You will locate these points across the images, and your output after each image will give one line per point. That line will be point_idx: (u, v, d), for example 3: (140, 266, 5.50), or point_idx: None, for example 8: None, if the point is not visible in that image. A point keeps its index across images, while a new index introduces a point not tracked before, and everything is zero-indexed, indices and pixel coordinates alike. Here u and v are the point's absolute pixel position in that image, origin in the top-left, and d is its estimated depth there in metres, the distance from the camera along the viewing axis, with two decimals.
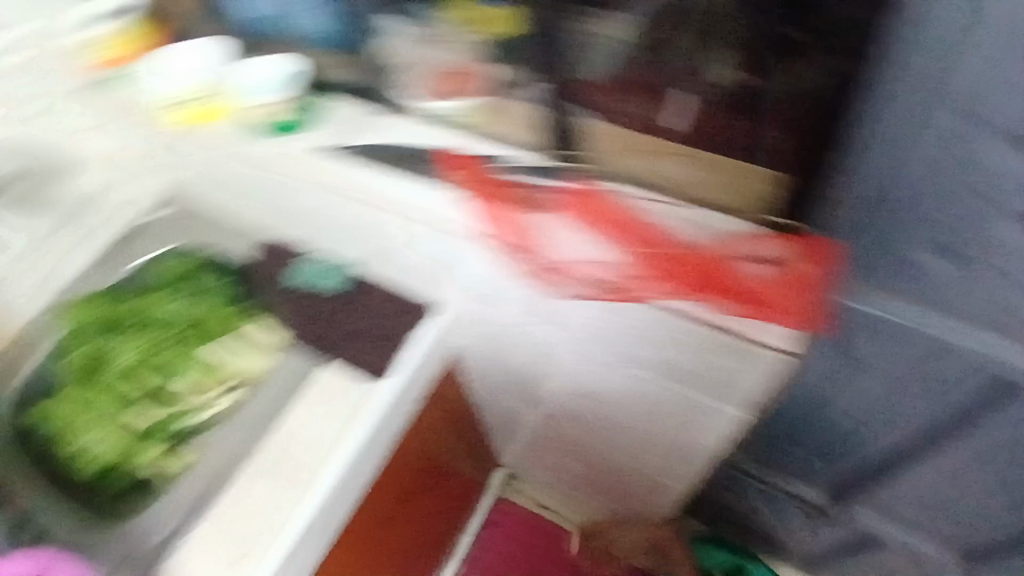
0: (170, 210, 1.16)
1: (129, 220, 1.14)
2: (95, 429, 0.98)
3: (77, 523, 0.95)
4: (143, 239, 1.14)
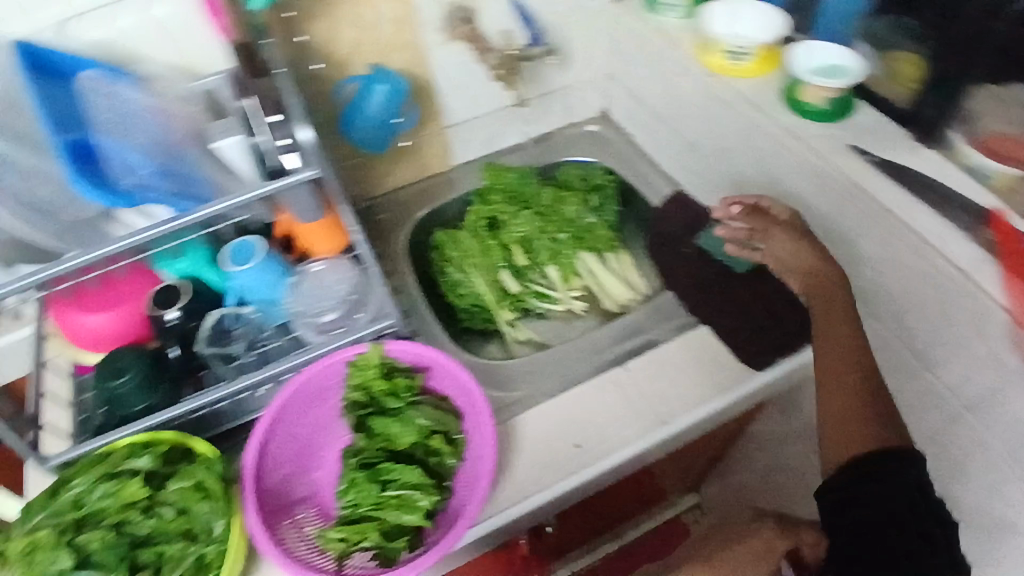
0: (597, 129, 1.27)
1: (568, 123, 1.28)
2: (482, 274, 1.14)
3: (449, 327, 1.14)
4: (563, 146, 1.26)
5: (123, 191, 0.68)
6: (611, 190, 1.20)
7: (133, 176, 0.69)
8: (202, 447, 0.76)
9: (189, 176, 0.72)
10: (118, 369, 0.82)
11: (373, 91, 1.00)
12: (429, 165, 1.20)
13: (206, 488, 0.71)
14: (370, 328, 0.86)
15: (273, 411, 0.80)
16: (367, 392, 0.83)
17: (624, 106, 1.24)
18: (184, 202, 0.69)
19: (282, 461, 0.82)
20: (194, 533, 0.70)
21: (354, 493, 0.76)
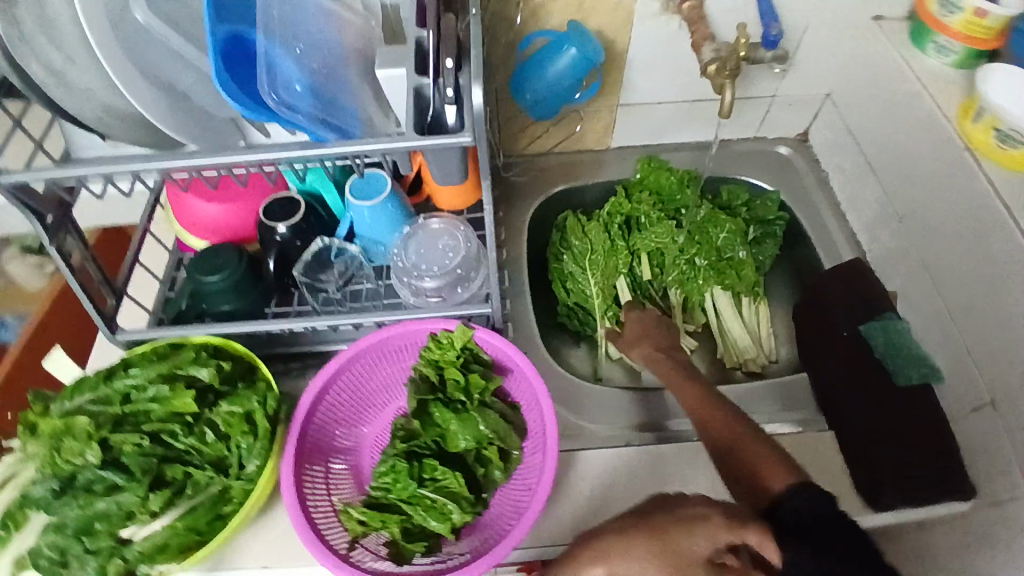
0: (787, 153, 1.10)
1: (754, 137, 1.11)
2: (598, 276, 1.03)
3: (546, 313, 1.05)
4: (739, 160, 1.10)
5: (270, 107, 0.58)
6: (778, 229, 1.04)
7: (289, 93, 0.60)
8: (266, 373, 0.75)
9: (341, 106, 0.65)
10: (215, 266, 0.80)
11: (561, 52, 0.79)
12: (587, 139, 1.09)
13: (253, 423, 0.70)
14: (467, 308, 0.79)
15: (344, 355, 0.77)
16: (438, 374, 0.77)
17: (831, 140, 1.04)
18: (328, 132, 0.62)
19: (338, 406, 0.79)
20: (228, 464, 0.69)
21: (389, 480, 0.70)
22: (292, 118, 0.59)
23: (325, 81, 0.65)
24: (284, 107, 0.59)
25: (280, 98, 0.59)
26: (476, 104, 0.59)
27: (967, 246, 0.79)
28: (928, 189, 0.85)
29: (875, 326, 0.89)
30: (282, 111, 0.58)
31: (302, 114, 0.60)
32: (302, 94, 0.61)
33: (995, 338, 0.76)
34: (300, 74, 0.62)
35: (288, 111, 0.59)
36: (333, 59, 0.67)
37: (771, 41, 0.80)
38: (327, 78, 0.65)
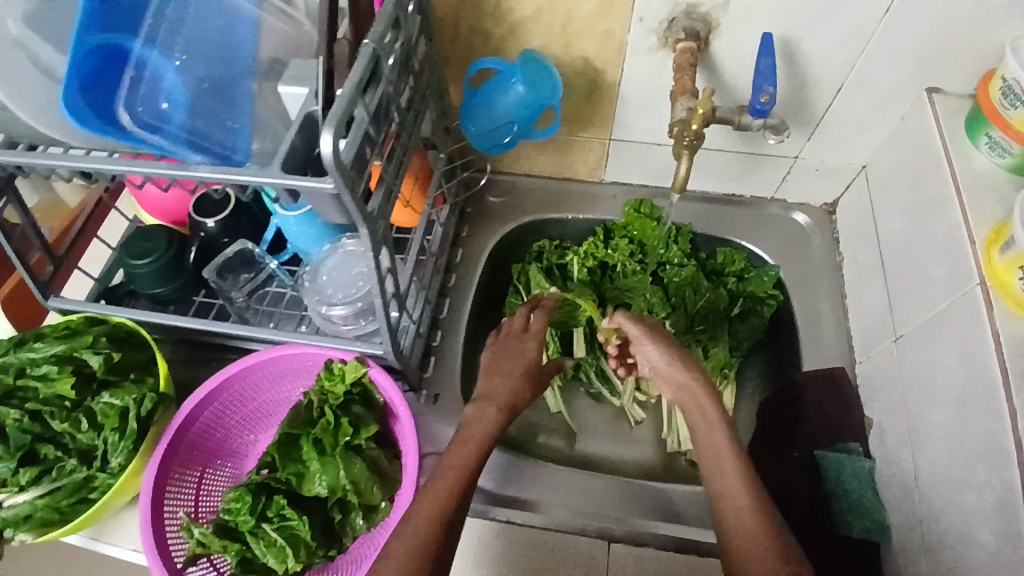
0: (804, 223, 0.96)
1: (772, 197, 0.97)
2: (577, 300, 0.89)
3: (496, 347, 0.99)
4: (748, 222, 0.96)
5: (125, 124, 0.55)
6: (767, 310, 0.91)
7: (153, 109, 0.57)
8: (159, 369, 0.78)
9: (228, 124, 0.60)
10: (142, 249, 0.81)
11: (509, 86, 0.72)
12: (577, 168, 0.99)
13: (126, 420, 0.73)
14: (362, 346, 0.74)
15: (234, 368, 0.78)
16: (318, 406, 0.74)
17: (858, 222, 0.88)
18: (199, 153, 0.58)
19: (229, 412, 0.81)
20: (96, 455, 0.72)
21: (233, 509, 0.69)
22: (149, 138, 0.56)
23: (213, 96, 0.60)
24: (144, 126, 0.56)
25: (139, 116, 0.55)
26: (325, 150, 0.51)
27: (950, 399, 0.65)
28: (931, 315, 0.69)
29: (832, 461, 0.77)
30: (138, 130, 0.55)
31: (163, 135, 0.56)
32: (176, 111, 0.58)
33: (947, 520, 0.62)
34: (180, 85, 0.58)
35: (147, 131, 0.56)
36: (233, 71, 0.62)
37: (758, 110, 0.68)
38: (215, 93, 0.60)
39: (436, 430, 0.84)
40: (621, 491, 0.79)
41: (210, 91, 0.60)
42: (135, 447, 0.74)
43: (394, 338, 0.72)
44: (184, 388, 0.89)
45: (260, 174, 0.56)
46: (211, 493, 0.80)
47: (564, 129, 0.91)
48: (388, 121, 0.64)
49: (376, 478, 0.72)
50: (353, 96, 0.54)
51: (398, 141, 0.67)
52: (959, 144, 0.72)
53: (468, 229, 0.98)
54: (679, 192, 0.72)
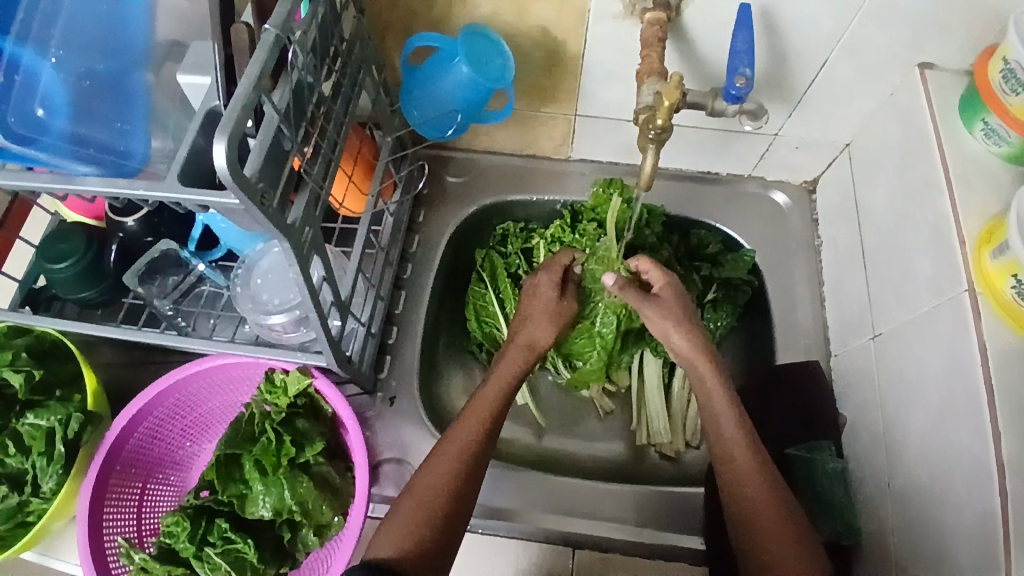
0: (783, 202, 0.90)
1: (748, 174, 0.90)
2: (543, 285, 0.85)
3: (460, 338, 0.94)
4: (724, 202, 0.90)
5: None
6: (741, 297, 0.86)
7: (28, 118, 0.51)
8: (86, 385, 0.73)
9: (115, 125, 0.54)
10: (58, 252, 0.73)
11: (455, 66, 0.67)
12: (542, 145, 0.91)
13: (53, 443, 0.69)
14: (303, 356, 0.69)
15: (169, 379, 0.72)
16: (259, 421, 0.70)
17: (839, 204, 0.83)
18: (85, 163, 0.53)
19: (167, 422, 0.77)
20: (27, 480, 0.69)
21: (174, 534, 0.67)
22: (26, 152, 0.51)
23: (101, 95, 0.54)
24: (17, 139, 0.50)
25: (9, 128, 0.50)
26: (220, 164, 0.44)
27: (929, 409, 0.61)
28: (913, 316, 0.65)
29: (800, 457, 0.74)
30: (11, 144, 0.50)
31: (40, 147, 0.51)
32: (53, 118, 0.52)
33: (921, 533, 0.60)
34: (58, 88, 0.52)
35: (20, 144, 0.50)
36: (126, 65, 0.55)
37: (733, 96, 0.61)
38: (101, 91, 0.54)
39: (393, 434, 0.80)
40: (588, 495, 0.77)
41: (99, 90, 0.54)
42: (66, 469, 0.70)
43: (335, 348, 0.67)
44: (123, 394, 0.83)
45: (154, 189, 0.49)
46: (154, 507, 0.76)
47: (524, 103, 0.83)
48: (307, 117, 0.56)
49: (325, 494, 0.70)
50: (251, 99, 0.47)
51: (326, 141, 0.60)
52: (951, 129, 0.66)
53: (424, 213, 0.91)
54: (645, 188, 0.66)
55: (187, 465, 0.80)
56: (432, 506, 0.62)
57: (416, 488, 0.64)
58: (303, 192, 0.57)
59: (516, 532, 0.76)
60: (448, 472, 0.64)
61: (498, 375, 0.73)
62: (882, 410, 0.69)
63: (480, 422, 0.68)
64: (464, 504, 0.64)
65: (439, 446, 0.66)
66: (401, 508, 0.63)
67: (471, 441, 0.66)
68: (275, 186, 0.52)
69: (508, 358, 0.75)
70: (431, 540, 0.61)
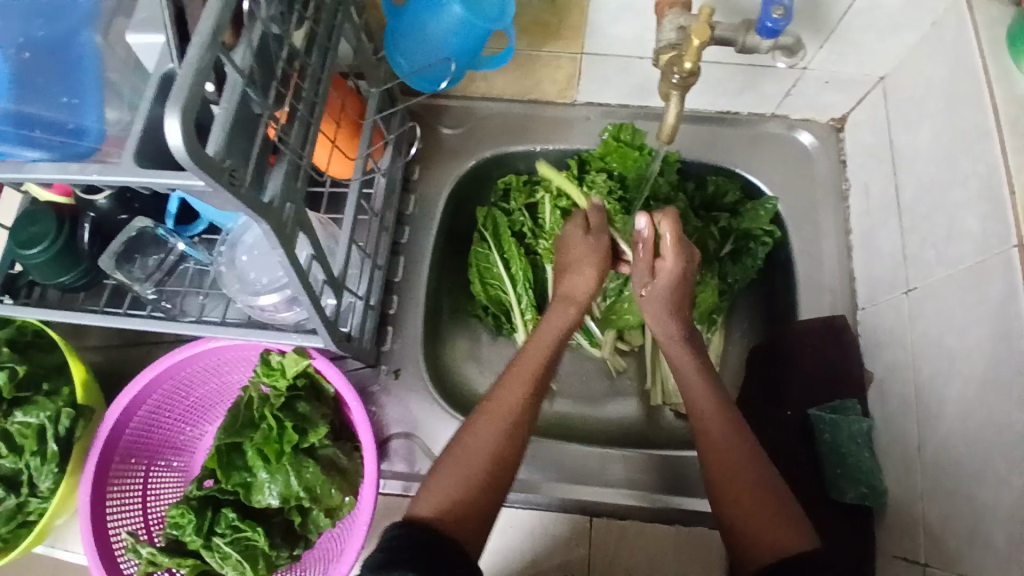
0: (809, 144, 0.83)
1: (771, 114, 0.83)
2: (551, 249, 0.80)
3: (466, 303, 0.90)
4: (744, 146, 0.83)
5: None
6: (763, 250, 0.81)
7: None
8: (73, 376, 0.71)
9: (64, 99, 0.47)
10: (29, 235, 0.68)
11: (446, 6, 0.59)
12: (545, 90, 0.83)
13: (45, 441, 0.67)
14: (299, 338, 0.64)
15: (157, 367, 0.68)
16: (259, 406, 0.67)
17: (871, 146, 0.76)
18: (35, 148, 0.46)
19: (165, 407, 0.73)
20: (23, 481, 0.67)
21: (179, 526, 0.64)
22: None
23: (41, 63, 0.47)
24: None
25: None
26: (175, 144, 0.37)
27: (971, 376, 0.57)
28: (955, 274, 0.60)
29: (827, 421, 0.71)
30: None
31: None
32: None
33: (955, 504, 0.58)
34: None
35: None
36: (69, 29, 0.47)
37: (770, 30, 0.54)
38: (41, 61, 0.47)
39: (400, 408, 0.76)
40: (597, 460, 0.74)
41: (42, 59, 0.47)
42: (62, 467, 0.68)
43: (332, 329, 0.62)
44: (116, 377, 0.80)
45: (109, 173, 0.43)
46: (159, 494, 0.74)
47: (524, 43, 0.75)
48: (277, 76, 0.49)
49: (334, 477, 0.67)
50: (208, 60, 0.40)
51: (305, 102, 0.53)
52: (1000, 63, 0.58)
53: (419, 171, 0.84)
54: (667, 141, 0.59)
55: (190, 448, 0.77)
56: (473, 468, 0.59)
57: (457, 450, 0.61)
58: (280, 161, 0.50)
59: (533, 505, 0.74)
60: (494, 435, 0.61)
61: (542, 332, 0.70)
62: (916, 371, 0.65)
63: (523, 387, 0.64)
64: (509, 468, 0.61)
65: (483, 408, 0.63)
66: (440, 469, 0.60)
67: (517, 407, 0.62)
68: (247, 161, 0.45)
69: (554, 314, 0.71)
70: (472, 503, 0.58)
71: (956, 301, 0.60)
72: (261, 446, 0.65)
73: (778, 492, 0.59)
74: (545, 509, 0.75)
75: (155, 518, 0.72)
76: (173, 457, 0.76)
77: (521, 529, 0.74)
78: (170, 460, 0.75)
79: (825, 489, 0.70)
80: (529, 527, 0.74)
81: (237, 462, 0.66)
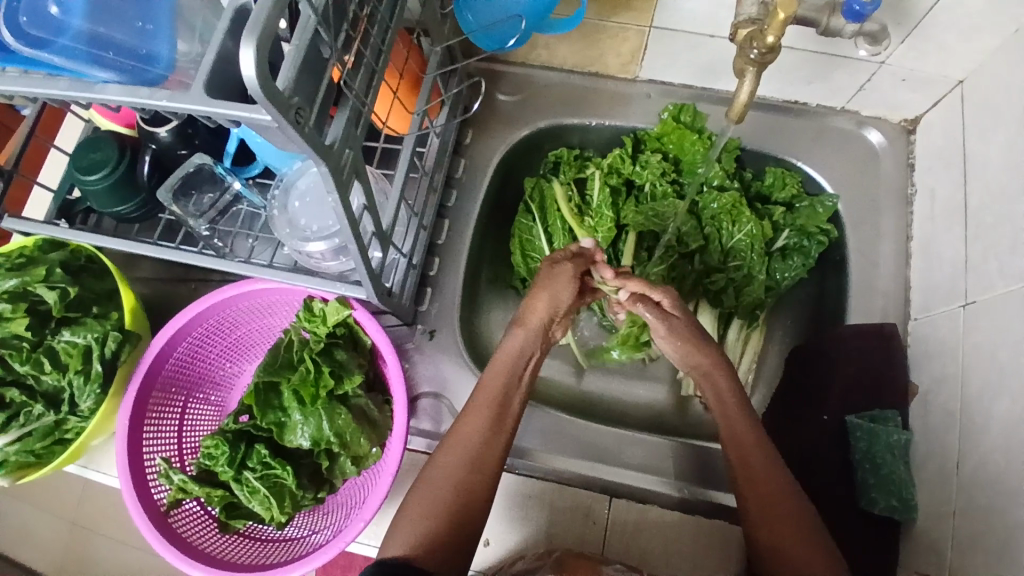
0: (877, 142, 0.80)
1: (840, 108, 0.80)
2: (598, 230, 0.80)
3: (505, 273, 0.90)
4: (809, 139, 0.81)
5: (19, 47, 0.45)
6: (815, 247, 0.78)
7: (41, 17, 0.45)
8: (122, 303, 0.74)
9: (137, 24, 0.48)
10: (90, 163, 0.70)
11: None
12: (607, 63, 0.81)
13: (90, 362, 0.70)
14: (341, 287, 0.64)
15: (206, 301, 0.70)
16: (298, 349, 0.69)
17: (942, 151, 0.73)
18: (104, 69, 0.47)
19: (208, 341, 0.76)
20: (64, 399, 0.70)
21: (212, 456, 0.67)
22: (43, 55, 0.46)
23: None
24: (31, 42, 0.45)
25: (21, 30, 0.45)
26: (248, 75, 0.37)
27: (1020, 394, 0.55)
28: (1019, 289, 0.58)
29: (863, 428, 0.69)
30: (25, 47, 0.45)
31: (54, 51, 0.45)
32: (69, 15, 0.45)
33: (987, 523, 0.56)
34: None
35: (36, 48, 0.45)
36: None
37: (855, 12, 0.53)
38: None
39: (432, 368, 0.77)
40: (615, 441, 0.75)
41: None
42: (104, 389, 0.71)
43: (374, 281, 0.62)
44: (161, 309, 0.82)
45: (178, 100, 0.44)
46: (195, 425, 0.76)
47: (592, 12, 0.73)
48: (347, 20, 0.49)
49: (363, 427, 0.68)
50: None
51: (372, 50, 0.53)
52: None
53: (472, 135, 0.84)
54: (735, 120, 0.57)
55: (228, 385, 0.80)
56: (443, 501, 0.59)
57: (424, 484, 0.61)
58: (342, 107, 0.50)
59: (554, 477, 0.75)
60: (456, 465, 0.61)
61: (503, 356, 0.67)
62: (964, 384, 0.63)
63: (482, 413, 0.63)
64: (478, 492, 0.60)
65: (447, 440, 0.63)
66: (409, 504, 0.60)
67: (478, 433, 0.62)
68: (312, 102, 0.45)
69: (514, 342, 0.68)
70: (444, 533, 0.58)
71: (1018, 317, 0.57)
72: (296, 389, 0.67)
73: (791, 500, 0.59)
74: (566, 483, 0.75)
75: (189, 447, 0.75)
76: (210, 392, 0.78)
77: (539, 499, 0.75)
78: (207, 394, 0.78)
79: (853, 495, 0.68)
80: (547, 499, 0.74)
81: (272, 402, 0.68)
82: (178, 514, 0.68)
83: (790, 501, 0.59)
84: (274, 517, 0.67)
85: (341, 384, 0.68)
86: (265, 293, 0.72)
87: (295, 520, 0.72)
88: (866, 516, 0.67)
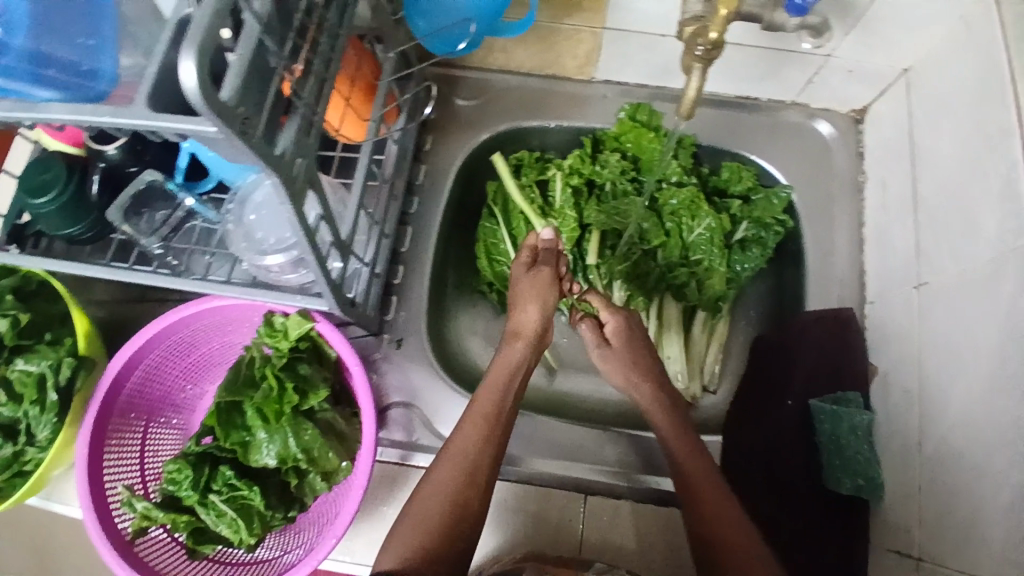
0: (827, 133, 0.82)
1: (791, 101, 0.82)
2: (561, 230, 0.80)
3: (471, 278, 0.89)
4: (762, 133, 0.82)
5: None
6: (774, 237, 0.80)
7: None
8: (76, 328, 0.71)
9: (81, 40, 0.46)
10: (38, 184, 0.68)
11: None
12: (563, 65, 0.81)
13: (45, 390, 0.67)
14: (302, 300, 0.63)
15: (162, 322, 0.68)
16: (260, 366, 0.67)
17: (890, 140, 0.75)
18: (47, 88, 0.46)
19: (167, 362, 0.73)
20: (20, 430, 0.67)
21: (176, 481, 0.65)
22: None
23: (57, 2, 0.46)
24: None
25: None
26: (189, 85, 0.36)
27: (975, 372, 0.57)
28: (967, 270, 0.60)
29: (826, 412, 0.70)
30: None
31: None
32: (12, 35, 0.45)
33: (952, 498, 0.57)
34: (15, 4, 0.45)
35: None
36: None
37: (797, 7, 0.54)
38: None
39: (400, 377, 0.76)
40: (587, 440, 0.75)
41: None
42: (61, 418, 0.68)
43: (335, 291, 0.61)
44: (118, 331, 0.80)
45: (121, 115, 0.43)
46: (157, 450, 0.74)
47: (545, 15, 0.74)
48: (293, 28, 0.48)
49: (331, 441, 0.67)
50: (222, 4, 0.39)
51: (321, 58, 0.52)
52: None
53: (432, 141, 0.83)
54: (684, 117, 0.58)
55: (190, 407, 0.78)
56: (435, 518, 0.58)
57: (417, 502, 0.60)
58: (292, 116, 0.49)
59: (528, 481, 0.75)
60: (450, 482, 0.60)
61: (496, 372, 0.68)
62: (921, 365, 0.65)
63: (475, 429, 0.63)
64: (472, 506, 0.59)
65: (441, 458, 0.62)
66: (402, 523, 0.59)
67: (472, 449, 0.62)
68: (260, 111, 0.44)
69: (505, 358, 0.69)
70: (438, 550, 0.56)
71: (969, 297, 0.59)
72: (260, 406, 0.66)
73: (729, 501, 0.62)
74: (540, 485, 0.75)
75: (152, 473, 0.73)
76: (172, 415, 0.76)
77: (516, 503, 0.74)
78: (168, 417, 0.76)
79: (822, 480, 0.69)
80: (523, 502, 0.74)
81: (237, 421, 0.66)
82: (144, 543, 0.66)
83: (730, 506, 0.61)
84: (244, 540, 0.65)
85: (306, 399, 0.66)
86: (225, 309, 0.70)
87: (266, 540, 0.70)
88: (835, 500, 0.68)
